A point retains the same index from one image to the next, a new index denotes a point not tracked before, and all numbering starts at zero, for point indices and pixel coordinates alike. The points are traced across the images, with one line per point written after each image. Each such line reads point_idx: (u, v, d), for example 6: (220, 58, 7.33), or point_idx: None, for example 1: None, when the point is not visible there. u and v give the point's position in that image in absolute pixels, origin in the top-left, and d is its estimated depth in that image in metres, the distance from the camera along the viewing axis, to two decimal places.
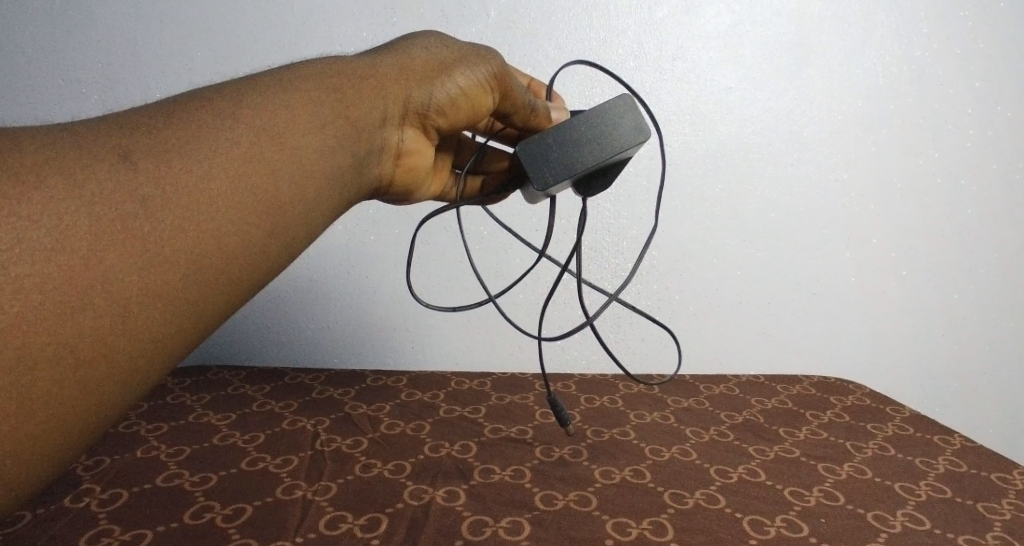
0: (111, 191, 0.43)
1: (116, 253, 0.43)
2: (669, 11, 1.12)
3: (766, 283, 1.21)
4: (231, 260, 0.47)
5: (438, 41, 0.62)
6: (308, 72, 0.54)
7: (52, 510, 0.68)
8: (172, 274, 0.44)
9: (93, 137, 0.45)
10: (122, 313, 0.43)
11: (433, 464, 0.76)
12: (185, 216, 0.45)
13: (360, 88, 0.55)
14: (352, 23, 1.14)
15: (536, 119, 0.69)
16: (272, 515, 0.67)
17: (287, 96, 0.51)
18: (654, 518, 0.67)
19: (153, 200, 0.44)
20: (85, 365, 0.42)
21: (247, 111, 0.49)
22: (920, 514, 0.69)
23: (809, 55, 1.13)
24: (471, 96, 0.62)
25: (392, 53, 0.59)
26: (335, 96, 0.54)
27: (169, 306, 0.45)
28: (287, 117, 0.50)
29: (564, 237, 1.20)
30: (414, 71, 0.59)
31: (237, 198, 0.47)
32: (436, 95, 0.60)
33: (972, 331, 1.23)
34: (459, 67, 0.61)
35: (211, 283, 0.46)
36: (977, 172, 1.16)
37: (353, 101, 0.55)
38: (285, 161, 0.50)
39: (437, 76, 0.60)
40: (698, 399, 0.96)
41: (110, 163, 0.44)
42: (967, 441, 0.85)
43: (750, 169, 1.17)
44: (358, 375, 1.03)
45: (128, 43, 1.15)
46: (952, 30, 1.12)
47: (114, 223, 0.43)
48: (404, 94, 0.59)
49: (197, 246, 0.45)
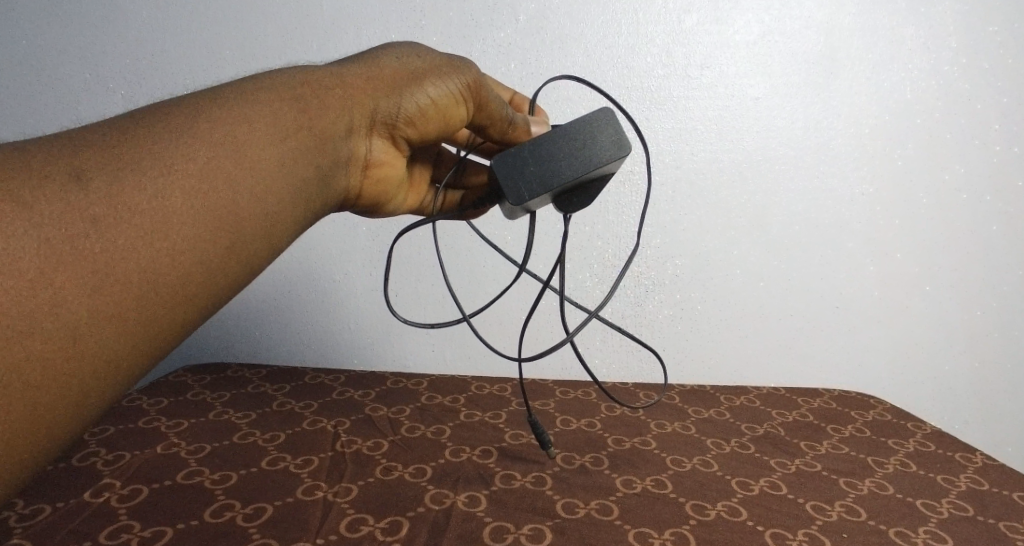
0: (59, 211, 0.43)
1: (66, 273, 0.43)
2: (698, 20, 1.12)
3: (787, 295, 1.21)
4: (187, 276, 0.46)
5: (409, 50, 0.62)
6: (268, 84, 0.53)
7: (73, 503, 0.68)
8: (124, 293, 0.44)
9: (46, 156, 0.45)
10: (72, 335, 0.43)
11: (454, 468, 0.76)
12: (139, 233, 0.45)
13: (323, 99, 0.55)
14: (380, 24, 1.14)
15: (516, 132, 0.69)
16: (295, 516, 0.67)
17: (247, 110, 0.51)
18: (676, 529, 0.66)
19: (100, 219, 0.44)
20: (37, 385, 0.42)
21: (204, 125, 0.49)
22: (943, 532, 0.69)
23: (837, 67, 1.13)
24: (441, 107, 0.62)
25: (360, 63, 0.59)
26: (298, 108, 0.53)
27: (120, 325, 0.44)
28: (244, 131, 0.50)
29: (586, 244, 1.20)
30: (380, 81, 0.59)
31: (193, 214, 0.47)
32: (404, 105, 0.60)
33: (992, 347, 1.22)
34: (428, 77, 0.61)
35: (167, 300, 0.46)
36: (1001, 189, 1.16)
37: (316, 112, 0.54)
38: (244, 175, 0.49)
39: (405, 87, 0.60)
40: (718, 410, 0.96)
41: (60, 183, 0.44)
42: (989, 459, 0.84)
43: (775, 179, 1.17)
44: (379, 376, 1.03)
45: (155, 39, 1.16)
46: (981, 46, 1.12)
47: (61, 245, 0.43)
48: (370, 104, 0.59)
49: (148, 263, 0.45)
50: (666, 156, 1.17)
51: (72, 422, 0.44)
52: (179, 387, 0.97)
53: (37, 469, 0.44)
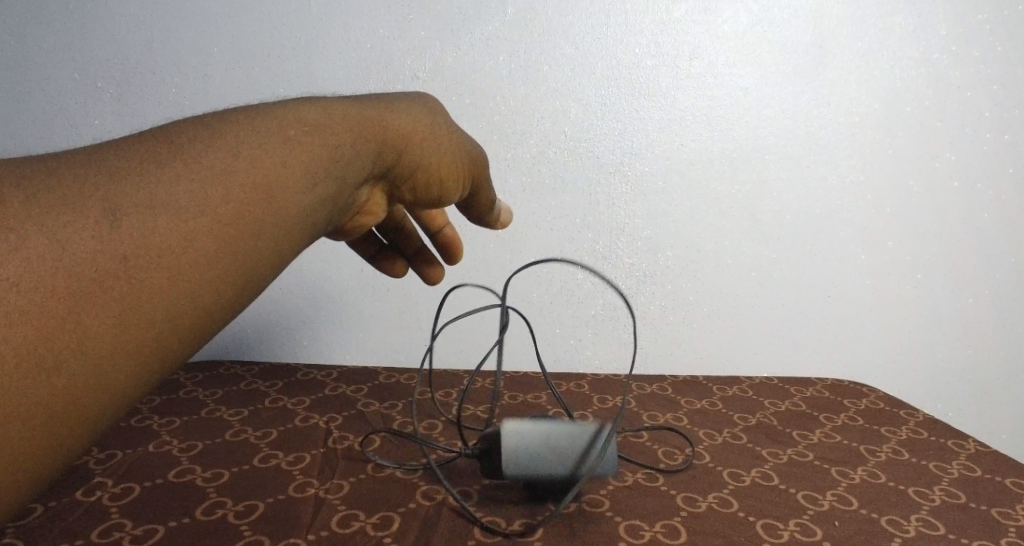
0: (90, 248, 0.43)
1: (93, 311, 0.43)
2: (686, 10, 1.12)
3: (779, 285, 1.21)
4: (204, 317, 0.46)
5: (430, 109, 0.61)
6: (301, 121, 0.52)
7: (65, 503, 0.68)
8: (144, 336, 0.44)
9: (76, 185, 0.44)
10: (94, 374, 0.43)
11: (446, 463, 0.76)
12: (163, 274, 0.44)
13: (350, 145, 0.54)
14: (367, 17, 1.12)
15: (487, 214, 0.73)
16: (284, 513, 0.67)
17: (277, 145, 0.49)
18: (667, 521, 0.67)
19: (128, 260, 0.44)
20: (55, 420, 0.42)
21: (233, 160, 0.48)
22: (934, 519, 0.69)
23: (827, 55, 1.12)
24: (447, 174, 0.62)
25: (392, 109, 0.58)
26: (327, 150, 0.52)
27: (139, 365, 0.44)
28: (278, 171, 0.49)
29: (579, 237, 1.19)
30: (404, 139, 0.58)
31: (218, 257, 0.46)
32: (416, 166, 0.60)
33: (985, 333, 1.22)
34: (443, 145, 0.61)
35: (182, 339, 0.46)
36: (995, 175, 1.16)
37: (343, 158, 0.53)
38: (268, 217, 0.48)
39: (433, 145, 0.60)
40: (710, 401, 0.96)
41: (94, 219, 0.43)
42: (982, 447, 0.84)
43: (766, 169, 1.16)
44: (371, 372, 1.03)
45: (142, 34, 1.13)
46: (971, 32, 1.12)
47: (94, 282, 0.43)
48: (389, 157, 0.58)
49: (169, 304, 0.45)
50: (656, 148, 1.16)
51: (81, 438, 0.44)
52: (171, 384, 0.97)
53: (45, 477, 0.43)
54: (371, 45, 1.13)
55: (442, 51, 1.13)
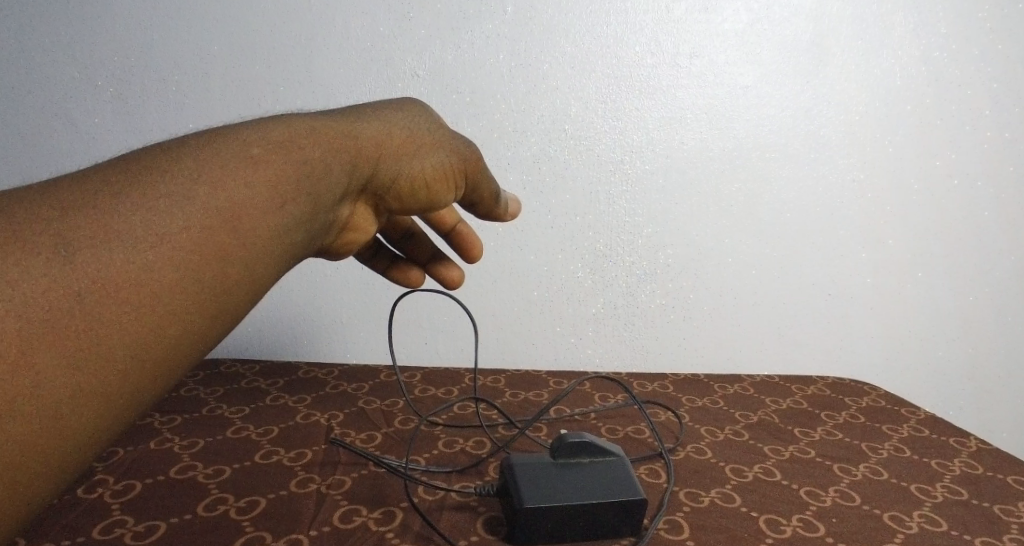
0: (42, 285, 0.40)
1: (46, 353, 0.39)
2: (687, 9, 1.12)
3: (779, 284, 1.21)
4: (171, 349, 0.43)
5: (414, 114, 0.61)
6: (274, 139, 0.49)
7: (66, 500, 0.68)
8: (106, 372, 0.41)
9: (27, 220, 0.41)
10: (54, 416, 0.40)
11: (448, 459, 0.76)
12: (122, 308, 0.41)
13: (329, 160, 0.52)
14: (368, 16, 1.13)
15: (496, 212, 0.70)
16: (286, 508, 0.67)
17: (249, 166, 0.47)
18: (669, 518, 0.67)
19: (85, 295, 0.41)
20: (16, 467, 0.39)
21: (199, 184, 0.45)
22: (936, 515, 0.69)
23: (827, 54, 1.13)
24: (434, 179, 0.61)
25: (373, 119, 0.57)
26: (303, 168, 0.50)
27: (103, 403, 0.41)
28: (243, 192, 0.46)
29: (580, 236, 1.19)
30: (387, 147, 0.57)
31: (183, 284, 0.43)
32: (400, 174, 0.59)
33: (983, 330, 1.23)
34: (427, 150, 0.60)
35: (147, 374, 0.43)
36: (993, 174, 1.17)
37: (320, 174, 0.51)
38: (239, 241, 0.46)
39: (410, 154, 0.59)
40: (711, 398, 0.96)
41: (47, 256, 0.40)
42: (982, 443, 0.84)
43: (766, 167, 1.17)
44: (372, 370, 1.03)
45: (142, 32, 1.13)
46: (970, 31, 1.12)
47: (40, 324, 0.39)
48: (370, 168, 0.57)
49: (130, 340, 0.42)
50: (657, 146, 1.16)
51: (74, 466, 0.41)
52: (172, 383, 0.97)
53: None
54: (372, 44, 1.13)
55: (442, 49, 1.13)
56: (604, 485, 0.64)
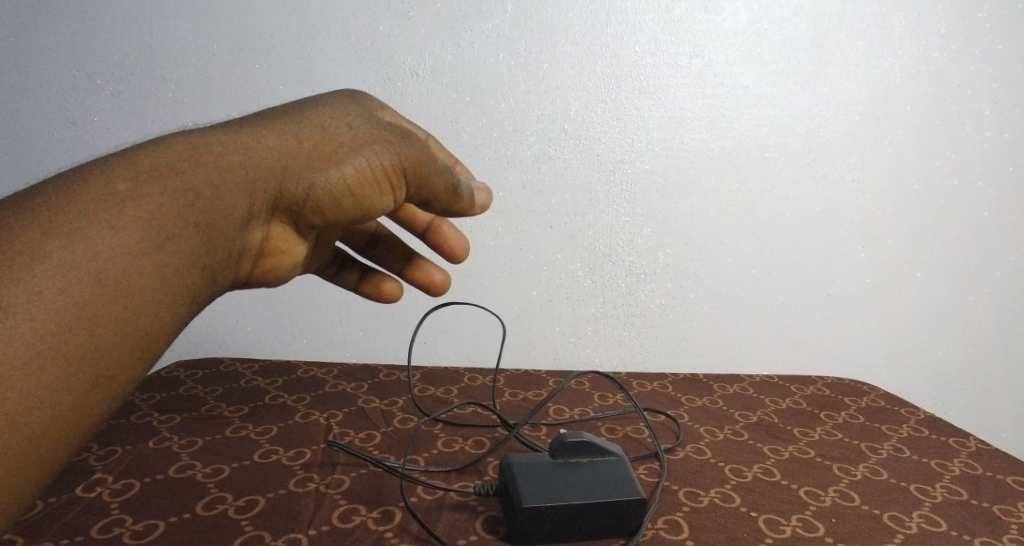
0: None
1: None
2: (687, 9, 1.12)
3: (779, 284, 1.21)
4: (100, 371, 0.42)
5: (332, 116, 0.55)
6: (157, 165, 0.47)
7: (64, 499, 0.68)
8: (37, 404, 0.40)
9: None
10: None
11: (447, 458, 0.76)
12: (22, 353, 0.40)
13: (223, 182, 0.48)
14: (368, 15, 1.12)
15: (457, 204, 0.64)
16: (284, 507, 0.67)
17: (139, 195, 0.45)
18: (668, 517, 0.67)
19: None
20: None
21: (85, 223, 0.43)
22: (936, 515, 0.69)
23: (827, 53, 1.13)
24: (363, 185, 0.55)
25: (279, 127, 0.52)
26: (192, 194, 0.47)
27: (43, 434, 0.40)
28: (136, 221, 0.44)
29: (579, 236, 1.19)
30: (296, 157, 0.51)
31: (88, 317, 0.42)
32: (315, 185, 0.53)
33: (983, 330, 1.23)
34: (348, 154, 0.53)
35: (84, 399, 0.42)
36: (993, 174, 1.17)
37: (211, 198, 0.47)
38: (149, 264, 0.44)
39: (326, 160, 0.53)
40: (711, 398, 0.96)
41: None
42: (982, 443, 0.84)
43: (766, 167, 1.17)
44: (372, 370, 1.03)
45: (142, 31, 1.13)
46: (970, 31, 1.12)
47: None
48: (278, 183, 0.51)
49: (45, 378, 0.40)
50: (657, 146, 1.16)
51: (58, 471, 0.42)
52: (171, 382, 0.97)
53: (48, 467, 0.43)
54: (371, 43, 1.13)
55: (442, 49, 1.13)
56: (615, 484, 0.64)
